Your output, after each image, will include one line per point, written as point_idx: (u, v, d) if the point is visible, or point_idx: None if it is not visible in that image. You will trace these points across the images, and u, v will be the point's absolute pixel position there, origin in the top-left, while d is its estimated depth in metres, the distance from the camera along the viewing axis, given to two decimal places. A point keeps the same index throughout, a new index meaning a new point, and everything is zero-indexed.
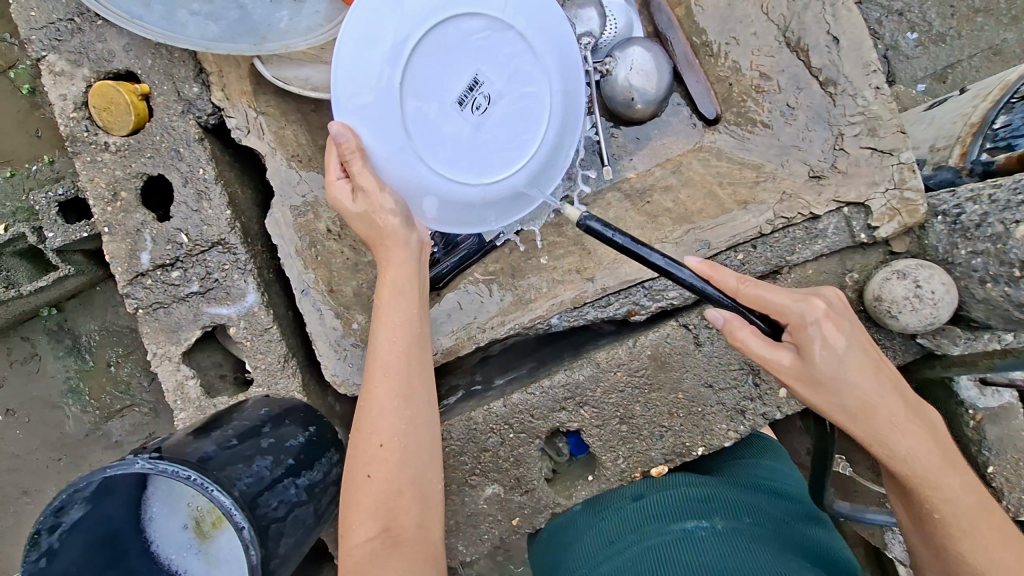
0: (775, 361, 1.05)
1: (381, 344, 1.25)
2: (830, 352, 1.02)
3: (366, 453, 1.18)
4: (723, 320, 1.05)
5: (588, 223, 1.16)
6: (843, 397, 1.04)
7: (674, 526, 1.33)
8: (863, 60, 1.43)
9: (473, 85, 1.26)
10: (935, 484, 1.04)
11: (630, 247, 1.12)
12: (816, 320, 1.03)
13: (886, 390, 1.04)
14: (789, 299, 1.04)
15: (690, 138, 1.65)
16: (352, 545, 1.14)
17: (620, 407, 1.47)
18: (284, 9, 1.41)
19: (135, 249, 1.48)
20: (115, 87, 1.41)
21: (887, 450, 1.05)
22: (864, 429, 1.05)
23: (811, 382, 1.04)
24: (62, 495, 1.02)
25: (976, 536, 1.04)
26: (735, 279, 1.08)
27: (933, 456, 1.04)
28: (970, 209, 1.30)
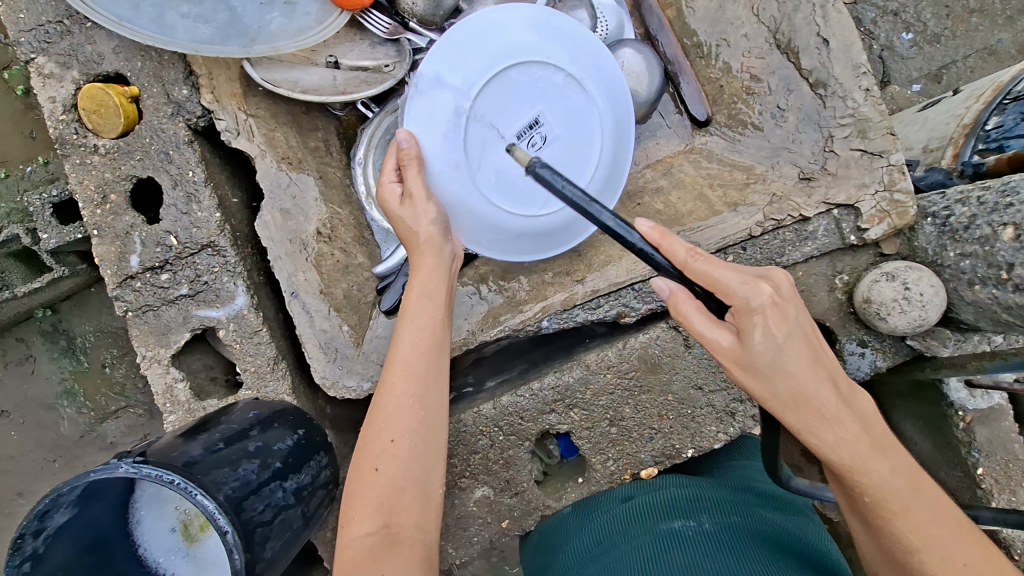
0: (716, 342, 1.05)
1: (404, 345, 1.25)
2: (767, 336, 1.01)
3: (376, 450, 1.18)
4: (668, 292, 1.07)
5: (540, 170, 1.10)
6: (776, 384, 1.04)
7: (660, 525, 1.34)
8: (852, 62, 1.42)
9: (535, 126, 1.31)
10: (865, 471, 1.04)
11: (580, 203, 1.02)
12: (761, 305, 1.01)
13: (819, 379, 1.03)
14: (736, 282, 1.01)
15: (683, 139, 1.65)
16: (351, 537, 1.15)
17: (610, 410, 1.47)
18: (275, 12, 1.44)
19: (125, 252, 1.47)
20: (103, 90, 1.40)
21: (818, 438, 1.05)
22: (794, 416, 1.05)
23: (745, 366, 1.04)
24: (46, 499, 1.01)
25: (910, 520, 1.03)
26: (684, 252, 1.04)
27: (865, 444, 1.04)
28: (958, 211, 1.30)
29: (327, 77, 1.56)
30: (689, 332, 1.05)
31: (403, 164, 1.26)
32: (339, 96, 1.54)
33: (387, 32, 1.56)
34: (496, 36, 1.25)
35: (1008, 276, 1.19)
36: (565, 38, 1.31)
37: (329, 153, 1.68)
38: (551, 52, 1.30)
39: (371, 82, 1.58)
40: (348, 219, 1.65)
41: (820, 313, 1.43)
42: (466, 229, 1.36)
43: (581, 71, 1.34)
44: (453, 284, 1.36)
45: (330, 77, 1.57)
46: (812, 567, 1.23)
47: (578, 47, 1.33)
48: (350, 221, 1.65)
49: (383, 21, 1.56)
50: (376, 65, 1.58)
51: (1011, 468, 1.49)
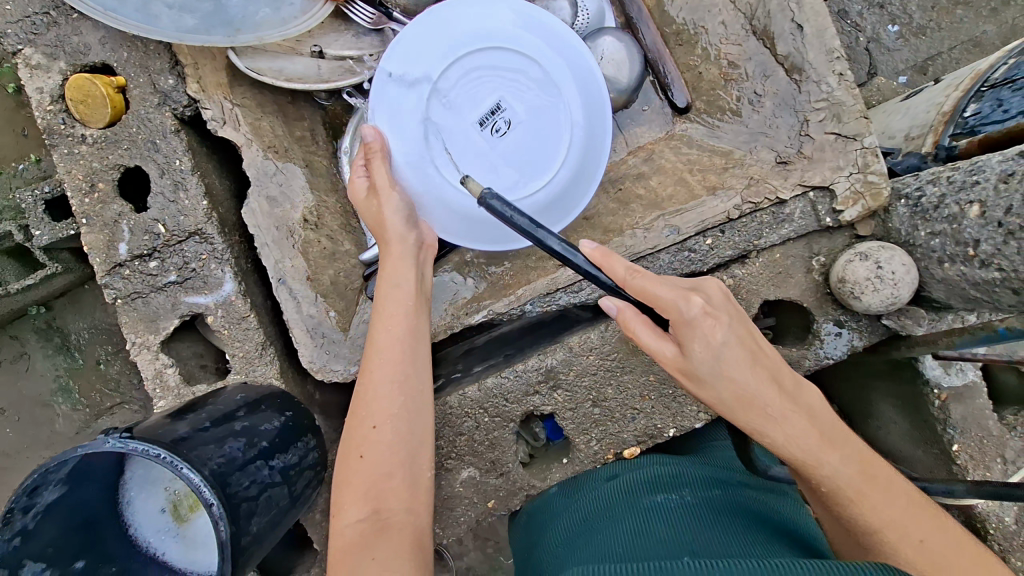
0: (661, 352, 1.10)
1: (379, 332, 1.28)
2: (707, 348, 1.05)
3: (361, 437, 1.21)
4: (615, 310, 1.11)
5: (492, 202, 1.16)
6: (720, 390, 1.09)
7: (646, 499, 1.34)
8: (826, 47, 1.44)
9: (497, 108, 1.40)
10: (816, 464, 1.10)
11: (530, 231, 1.11)
12: (695, 317, 1.04)
13: (762, 382, 1.08)
14: (671, 295, 1.05)
15: (663, 126, 1.68)
16: (342, 525, 1.16)
17: (592, 391, 1.50)
18: (260, 3, 1.43)
19: (113, 240, 1.49)
20: (90, 80, 1.42)
21: (767, 440, 1.11)
22: (744, 419, 1.11)
23: (690, 374, 1.10)
24: (36, 474, 1.04)
25: (862, 503, 1.09)
26: (625, 270, 1.09)
27: (814, 438, 1.10)
28: (929, 191, 1.33)
29: (312, 66, 1.59)
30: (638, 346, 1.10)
31: (368, 159, 1.36)
32: (324, 83, 1.58)
33: (372, 21, 1.59)
34: (446, 32, 1.38)
35: (975, 252, 1.22)
36: (518, 27, 1.40)
37: (315, 142, 1.71)
38: (505, 41, 1.40)
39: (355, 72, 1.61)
40: (334, 207, 1.68)
41: (797, 294, 1.46)
42: (440, 217, 1.44)
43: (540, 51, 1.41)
44: (425, 273, 1.39)
45: (315, 66, 1.60)
46: (797, 543, 1.24)
47: (533, 28, 1.40)
48: (336, 209, 1.68)
49: (365, 11, 1.59)
50: (361, 54, 1.61)
51: (985, 444, 1.52)
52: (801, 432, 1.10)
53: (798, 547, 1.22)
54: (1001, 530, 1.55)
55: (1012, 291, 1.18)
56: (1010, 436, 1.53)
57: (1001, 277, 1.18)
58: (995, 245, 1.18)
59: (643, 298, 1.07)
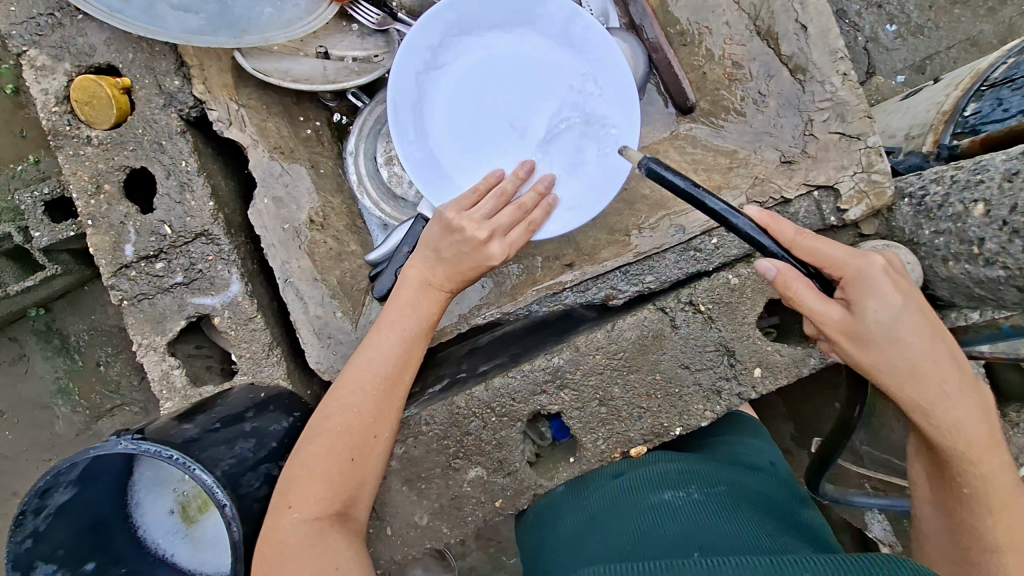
0: (825, 315, 1.08)
1: (370, 345, 1.23)
2: (884, 309, 1.05)
3: (323, 439, 1.17)
4: (776, 272, 1.05)
5: (651, 166, 1.09)
6: (895, 356, 1.07)
7: (652, 498, 1.34)
8: (830, 47, 1.45)
9: None
10: (980, 462, 1.10)
11: (693, 193, 1.04)
12: (874, 274, 1.06)
13: (943, 359, 1.08)
14: (848, 254, 1.07)
15: (668, 126, 1.68)
16: (296, 520, 1.10)
17: (599, 390, 1.50)
18: (264, 3, 1.44)
19: (119, 242, 1.49)
20: (95, 82, 1.42)
21: (934, 421, 1.10)
22: (916, 393, 1.09)
23: (854, 338, 1.08)
24: (47, 478, 1.04)
25: (994, 514, 1.09)
26: (793, 231, 1.10)
27: (984, 435, 1.10)
28: (933, 190, 1.34)
29: (317, 67, 1.60)
30: (799, 307, 1.07)
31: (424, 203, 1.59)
32: (330, 84, 1.58)
33: (376, 22, 1.59)
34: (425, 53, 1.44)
35: (979, 251, 1.23)
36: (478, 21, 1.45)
37: (320, 143, 1.71)
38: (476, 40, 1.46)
39: (361, 73, 1.62)
40: (339, 208, 1.68)
41: None
42: None
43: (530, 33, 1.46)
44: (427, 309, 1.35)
45: (321, 67, 1.60)
46: (804, 539, 1.24)
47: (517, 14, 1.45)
48: (341, 210, 1.69)
49: (370, 12, 1.58)
50: (366, 56, 1.62)
51: None
52: (973, 423, 1.10)
53: (807, 543, 1.22)
54: None
55: (1015, 289, 1.21)
56: (1012, 433, 1.55)
57: (1005, 275, 1.20)
58: (1000, 244, 1.20)
59: (811, 257, 1.09)
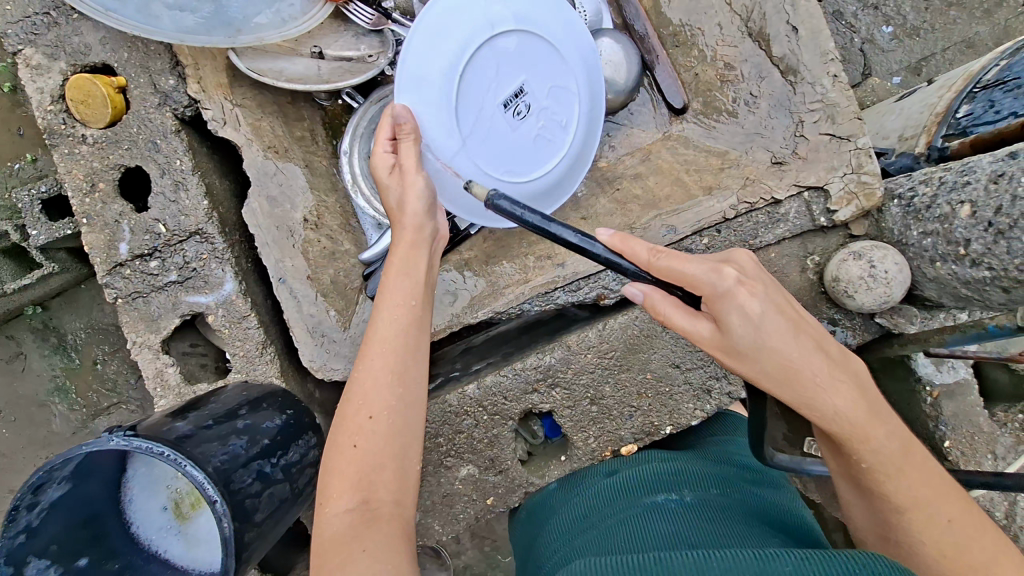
0: (697, 332, 1.04)
1: (381, 320, 1.18)
2: (744, 321, 0.99)
3: (341, 435, 1.12)
4: (642, 296, 1.05)
5: (499, 203, 1.14)
6: (763, 362, 1.01)
7: (645, 499, 1.34)
8: (821, 49, 1.47)
9: (519, 93, 1.35)
10: (865, 438, 1.01)
11: (541, 226, 1.07)
12: (729, 289, 0.99)
13: (809, 351, 1.00)
14: (701, 270, 1.01)
15: (659, 127, 1.69)
16: (330, 516, 1.05)
17: (590, 389, 1.51)
18: (262, 6, 1.44)
19: (114, 240, 1.50)
20: (90, 81, 1.42)
21: (815, 410, 1.02)
22: (790, 394, 1.02)
23: (729, 353, 1.02)
24: (40, 472, 1.05)
25: (900, 480, 1.01)
26: (647, 252, 1.04)
27: (863, 413, 1.00)
28: (922, 191, 1.35)
29: (312, 67, 1.60)
30: (670, 329, 1.04)
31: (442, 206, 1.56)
32: (325, 84, 1.58)
33: (371, 22, 1.59)
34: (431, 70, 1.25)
35: (965, 252, 1.25)
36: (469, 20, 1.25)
37: (315, 142, 1.73)
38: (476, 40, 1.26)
39: (354, 72, 1.62)
40: (333, 207, 1.69)
41: (792, 293, 1.49)
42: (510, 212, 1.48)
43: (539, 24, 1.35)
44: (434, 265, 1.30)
45: (315, 67, 1.61)
46: (793, 537, 1.24)
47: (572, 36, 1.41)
48: (336, 209, 1.70)
49: (364, 12, 1.59)
50: (361, 56, 1.63)
51: (975, 440, 1.56)
52: (852, 405, 1.01)
53: (796, 541, 1.22)
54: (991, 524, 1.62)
55: (1000, 289, 1.22)
56: (1000, 433, 1.57)
57: (991, 276, 1.21)
58: (985, 245, 1.21)
59: (670, 278, 1.03)
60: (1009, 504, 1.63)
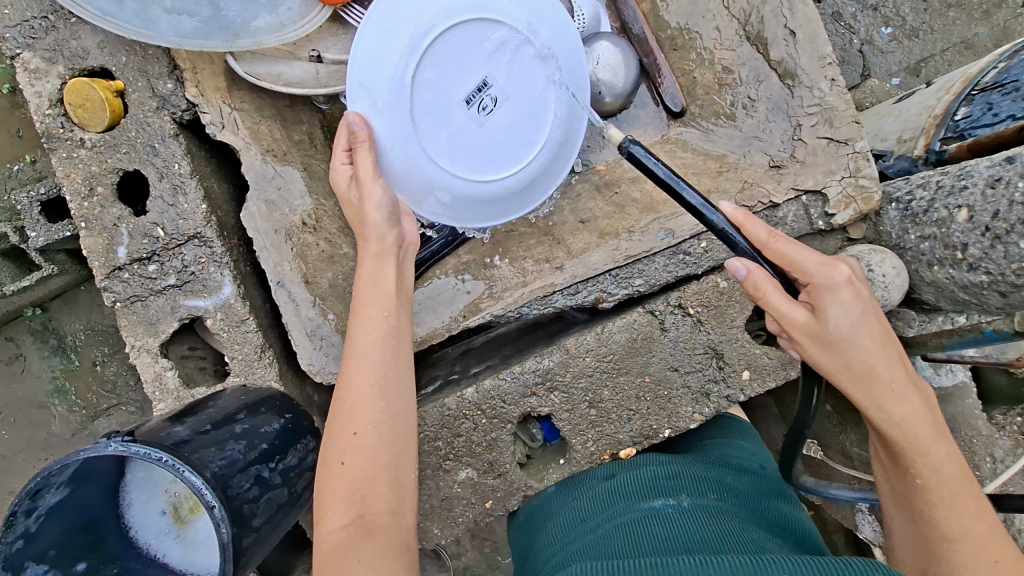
0: (788, 316, 1.11)
1: (358, 332, 1.21)
2: (844, 313, 1.08)
3: (331, 452, 1.14)
4: (746, 271, 1.09)
5: (631, 149, 1.11)
6: (850, 356, 1.10)
7: (643, 504, 1.33)
8: (818, 53, 1.47)
9: (482, 85, 1.32)
10: (925, 452, 1.11)
11: (669, 181, 1.11)
12: (840, 283, 1.08)
13: (891, 360, 1.11)
14: (816, 264, 1.08)
15: (659, 130, 1.67)
16: (328, 531, 1.09)
17: (589, 392, 1.52)
18: (259, 7, 1.43)
19: (113, 244, 1.50)
20: (88, 85, 1.43)
21: (881, 412, 1.12)
22: (863, 392, 1.12)
23: (818, 339, 1.10)
24: (38, 478, 1.07)
25: (942, 497, 1.10)
26: (766, 232, 1.10)
27: (929, 427, 1.11)
28: (919, 195, 1.35)
29: (310, 71, 1.61)
30: (766, 307, 1.10)
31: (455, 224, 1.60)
32: (323, 88, 1.59)
33: None
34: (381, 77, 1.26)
35: (963, 256, 1.25)
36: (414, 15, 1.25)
37: (313, 145, 1.73)
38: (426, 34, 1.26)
39: None
40: (332, 211, 1.69)
41: None
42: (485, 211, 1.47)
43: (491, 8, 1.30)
44: (405, 271, 1.34)
45: (313, 70, 1.61)
46: (791, 543, 1.24)
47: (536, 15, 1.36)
48: (334, 213, 1.70)
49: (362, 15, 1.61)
50: None
51: (973, 442, 1.57)
52: (915, 418, 1.12)
53: (794, 547, 1.22)
54: None
55: (998, 293, 1.22)
56: (998, 435, 1.57)
57: (989, 280, 1.22)
58: (982, 250, 1.21)
59: (777, 261, 1.10)
60: None
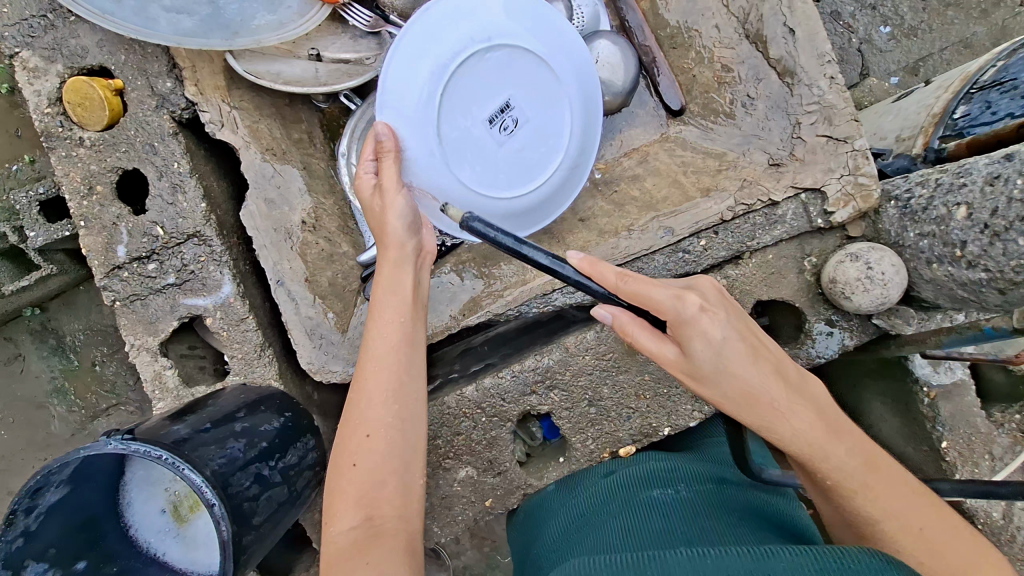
0: (663, 354, 1.10)
1: (373, 338, 1.21)
2: (707, 346, 1.04)
3: (342, 457, 1.14)
4: (610, 317, 1.11)
5: (474, 224, 1.14)
6: (724, 386, 1.07)
7: (641, 494, 1.36)
8: (817, 51, 1.47)
9: (505, 103, 1.34)
10: (824, 458, 1.06)
11: (516, 247, 1.09)
12: (693, 315, 1.04)
13: (765, 376, 1.06)
14: (665, 295, 1.05)
15: (657, 128, 1.69)
16: (335, 533, 1.08)
17: (588, 390, 1.52)
18: (258, 6, 1.45)
19: (112, 242, 1.50)
20: (88, 83, 1.42)
21: (774, 435, 1.08)
22: (750, 417, 1.08)
23: (694, 375, 1.09)
24: (39, 476, 1.05)
25: (871, 500, 1.05)
26: (615, 275, 1.09)
27: (820, 430, 1.07)
28: (918, 193, 1.35)
29: (309, 69, 1.60)
30: (640, 349, 1.10)
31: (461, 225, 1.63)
32: (322, 86, 1.58)
33: (369, 24, 1.61)
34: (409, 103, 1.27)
35: (962, 254, 1.25)
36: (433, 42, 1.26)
37: (313, 144, 1.73)
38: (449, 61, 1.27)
39: (352, 75, 1.62)
40: (331, 209, 1.69)
41: (790, 294, 1.49)
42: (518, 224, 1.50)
43: (515, 32, 1.32)
44: (422, 280, 1.31)
45: (313, 69, 1.60)
46: (789, 534, 1.26)
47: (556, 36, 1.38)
48: (334, 211, 1.70)
49: (362, 14, 1.60)
50: (358, 57, 1.62)
51: (973, 440, 1.57)
52: (809, 425, 1.07)
53: (789, 536, 1.24)
54: (989, 524, 1.63)
55: (997, 290, 1.23)
56: (997, 433, 1.58)
57: (987, 277, 1.22)
58: (981, 247, 1.21)
59: (636, 300, 1.08)
60: (1006, 504, 1.63)
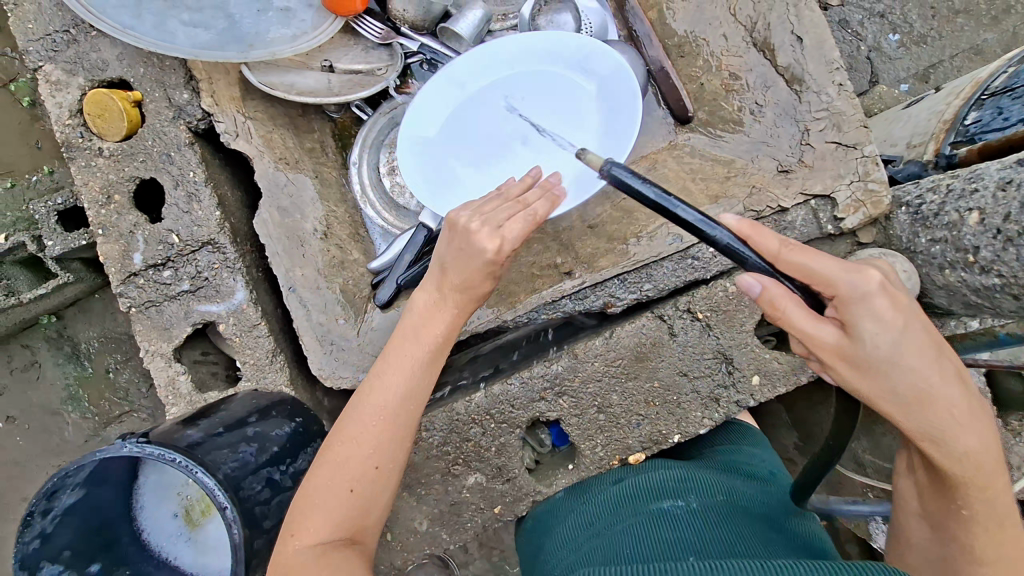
0: (818, 338, 0.99)
1: (386, 367, 1.15)
2: (881, 331, 0.95)
3: (327, 469, 1.11)
4: (761, 289, 0.99)
5: (615, 173, 1.02)
6: (898, 383, 0.98)
7: (652, 505, 1.34)
8: (825, 58, 1.48)
9: None
10: (982, 488, 1.03)
11: (700, 225, 0.97)
12: (872, 293, 0.95)
13: (948, 381, 0.99)
14: (840, 270, 0.95)
15: (666, 135, 1.71)
16: (302, 547, 1.06)
17: (597, 397, 1.51)
18: (273, 23, 1.51)
19: (128, 250, 1.53)
20: (107, 95, 1.46)
21: (941, 447, 1.02)
22: (915, 420, 1.01)
23: (853, 361, 0.99)
24: (54, 479, 1.06)
25: (989, 538, 1.05)
26: (777, 243, 0.99)
27: (991, 460, 1.03)
28: (929, 199, 1.35)
29: (322, 80, 1.63)
30: (788, 329, 0.99)
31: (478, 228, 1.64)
32: (334, 96, 1.61)
33: (380, 36, 1.62)
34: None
35: (974, 259, 1.24)
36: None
37: (325, 154, 1.76)
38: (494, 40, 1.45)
39: (364, 84, 1.65)
40: (343, 217, 1.72)
41: None
42: None
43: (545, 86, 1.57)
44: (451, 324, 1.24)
45: (325, 80, 1.64)
46: (802, 549, 1.24)
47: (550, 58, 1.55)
48: (345, 219, 1.73)
49: (374, 27, 1.63)
50: (369, 68, 1.65)
51: None
52: (977, 449, 1.02)
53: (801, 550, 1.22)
54: None
55: (1010, 296, 1.21)
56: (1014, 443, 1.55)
57: (1001, 283, 1.21)
58: (994, 252, 1.20)
59: (795, 271, 0.99)
60: None
